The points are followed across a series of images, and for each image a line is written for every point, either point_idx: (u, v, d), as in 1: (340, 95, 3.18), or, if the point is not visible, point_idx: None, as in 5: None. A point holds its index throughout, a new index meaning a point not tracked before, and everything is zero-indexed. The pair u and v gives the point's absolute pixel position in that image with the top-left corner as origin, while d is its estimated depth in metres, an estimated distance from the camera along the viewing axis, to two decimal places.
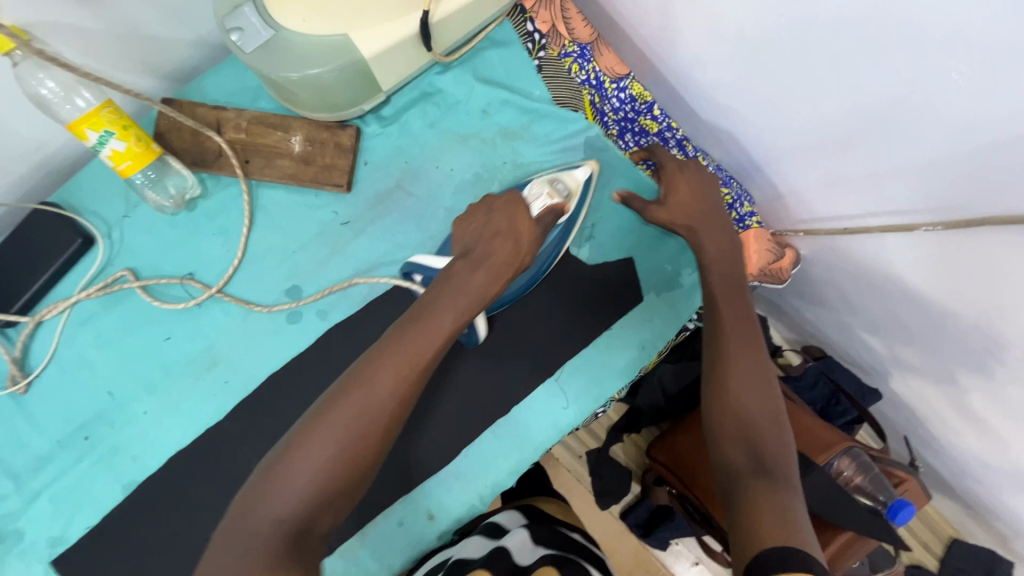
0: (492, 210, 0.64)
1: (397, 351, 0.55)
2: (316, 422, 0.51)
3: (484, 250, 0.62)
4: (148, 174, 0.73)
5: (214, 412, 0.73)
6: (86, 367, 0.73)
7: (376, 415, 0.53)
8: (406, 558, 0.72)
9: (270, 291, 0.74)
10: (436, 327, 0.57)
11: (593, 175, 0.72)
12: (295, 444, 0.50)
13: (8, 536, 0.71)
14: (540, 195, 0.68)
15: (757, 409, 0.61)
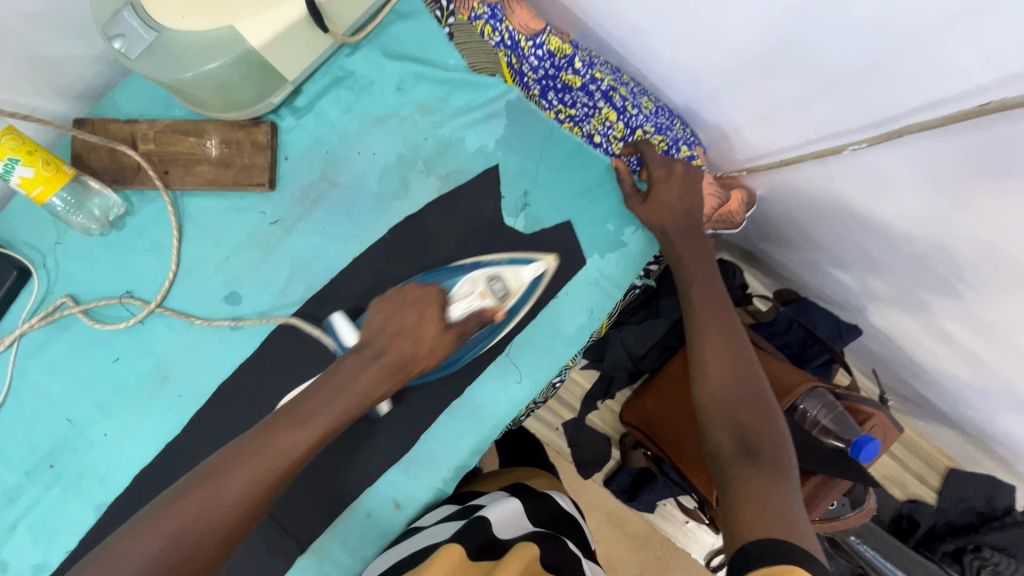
0: (404, 303, 0.63)
1: (238, 463, 0.53)
2: (207, 480, 0.52)
3: (380, 346, 0.62)
4: (67, 199, 0.70)
5: (171, 429, 0.73)
6: (42, 398, 0.74)
7: (213, 520, 0.51)
8: (378, 549, 0.72)
9: (210, 300, 0.73)
10: (289, 445, 0.55)
11: (546, 272, 0.71)
12: (139, 526, 0.49)
13: None
14: (471, 294, 0.63)
15: (739, 393, 0.61)
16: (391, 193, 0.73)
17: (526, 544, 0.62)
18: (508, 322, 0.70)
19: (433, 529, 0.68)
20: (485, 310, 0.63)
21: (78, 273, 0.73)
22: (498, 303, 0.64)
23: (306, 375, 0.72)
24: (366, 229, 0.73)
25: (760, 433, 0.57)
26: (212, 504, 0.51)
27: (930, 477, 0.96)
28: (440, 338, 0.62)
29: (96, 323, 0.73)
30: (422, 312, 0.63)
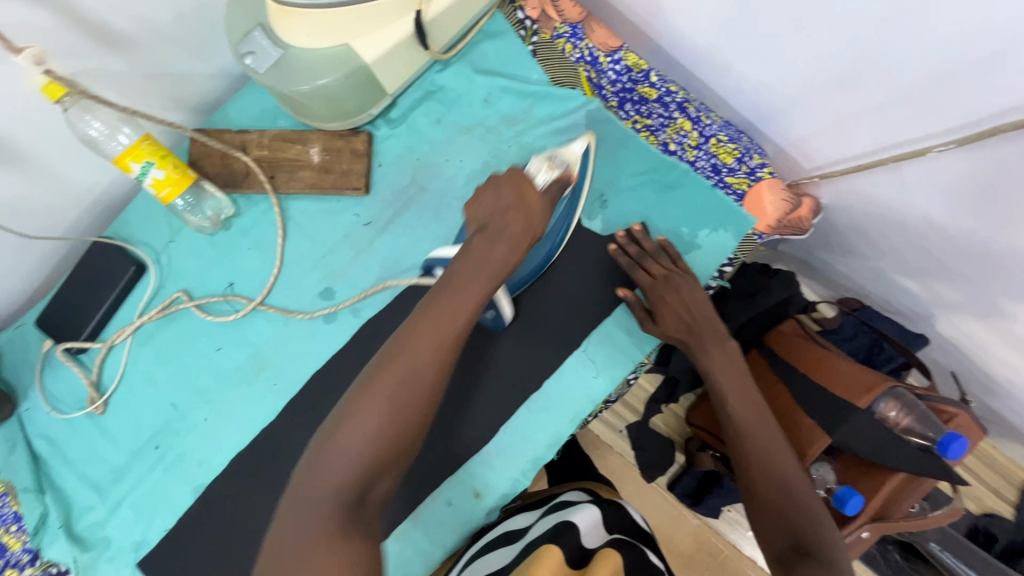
0: (501, 184, 0.62)
1: (422, 326, 0.55)
2: (332, 440, 0.50)
3: (498, 224, 0.61)
4: (187, 200, 0.78)
5: (267, 413, 0.78)
6: (151, 383, 0.80)
7: (415, 384, 0.52)
8: (458, 537, 0.75)
9: (307, 295, 0.79)
10: (457, 307, 0.57)
11: (590, 147, 0.71)
12: (344, 414, 0.51)
13: (98, 543, 0.78)
14: (542, 170, 0.66)
15: (787, 491, 0.60)
16: None
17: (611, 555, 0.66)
18: (579, 196, 0.72)
19: (525, 539, 0.72)
20: (563, 180, 0.66)
21: (189, 269, 0.80)
22: (564, 172, 0.67)
23: None
24: (450, 230, 0.77)
25: (813, 532, 0.57)
26: (351, 449, 0.49)
27: (1005, 491, 0.94)
28: (542, 200, 0.63)
29: (210, 317, 0.79)
30: (518, 181, 0.62)
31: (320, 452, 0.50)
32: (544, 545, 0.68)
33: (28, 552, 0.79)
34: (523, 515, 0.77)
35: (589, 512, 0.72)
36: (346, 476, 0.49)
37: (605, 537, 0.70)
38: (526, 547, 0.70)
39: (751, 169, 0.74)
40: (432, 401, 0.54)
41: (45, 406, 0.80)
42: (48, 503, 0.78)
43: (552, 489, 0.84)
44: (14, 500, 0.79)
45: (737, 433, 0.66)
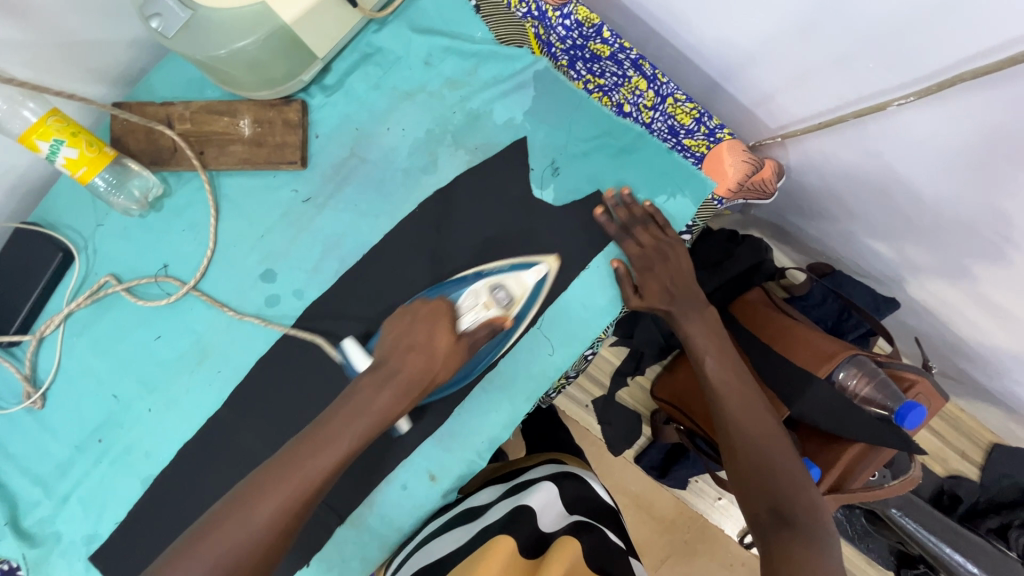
0: (416, 320, 0.65)
1: (280, 480, 0.56)
2: (206, 539, 0.53)
3: (393, 364, 0.63)
4: (109, 179, 0.72)
5: (213, 402, 0.75)
6: (89, 375, 0.76)
7: (252, 543, 0.54)
8: (416, 519, 0.74)
9: (248, 278, 0.75)
10: (333, 447, 0.58)
11: (552, 272, 0.71)
12: (179, 552, 0.54)
13: (48, 539, 0.76)
14: (474, 307, 0.66)
15: (773, 460, 0.62)
16: (420, 169, 0.73)
17: (568, 539, 0.65)
18: (515, 330, 0.71)
19: (478, 521, 0.70)
20: (495, 321, 0.66)
21: (122, 255, 0.76)
22: (505, 310, 0.67)
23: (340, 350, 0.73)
24: (395, 205, 0.73)
25: (795, 500, 0.60)
26: (213, 555, 0.52)
27: (973, 452, 0.93)
28: (451, 349, 0.64)
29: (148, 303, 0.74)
30: (432, 323, 0.65)
31: (164, 570, 0.53)
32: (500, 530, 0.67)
33: None
34: (481, 495, 0.76)
35: (549, 496, 0.72)
36: (223, 562, 0.52)
37: (564, 523, 0.69)
38: (482, 529, 0.68)
39: (710, 130, 0.70)
40: (286, 532, 0.55)
41: None
42: None
43: (512, 467, 0.83)
44: None
45: (721, 406, 0.66)
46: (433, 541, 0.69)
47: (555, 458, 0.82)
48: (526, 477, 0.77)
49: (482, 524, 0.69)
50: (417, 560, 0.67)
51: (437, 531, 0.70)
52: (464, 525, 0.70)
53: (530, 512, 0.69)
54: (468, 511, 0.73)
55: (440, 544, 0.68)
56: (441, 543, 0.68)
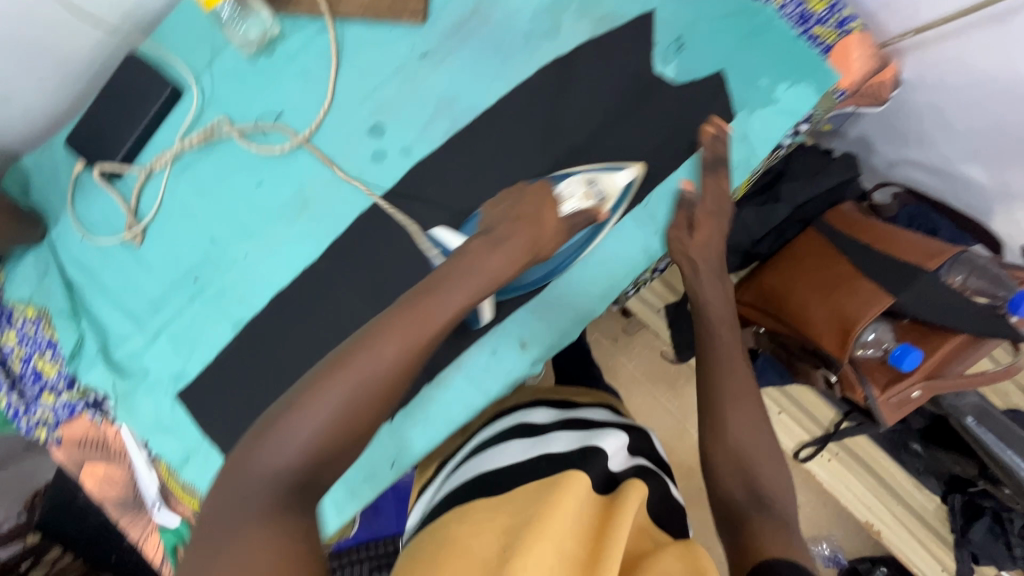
0: (478, 254, 0.59)
1: (396, 327, 0.52)
2: (318, 386, 0.48)
3: (505, 230, 0.61)
4: (234, 10, 0.73)
5: (312, 253, 0.75)
6: (188, 215, 0.77)
7: (372, 381, 0.49)
8: (503, 385, 0.74)
9: (356, 132, 0.74)
10: (439, 305, 0.54)
11: (638, 178, 0.70)
12: (296, 398, 0.48)
13: (136, 373, 0.77)
14: (574, 194, 0.67)
15: (756, 445, 0.59)
16: (542, 33, 0.72)
17: (639, 484, 0.64)
18: (606, 225, 0.72)
19: (539, 446, 0.71)
20: (591, 212, 0.66)
21: (230, 97, 0.75)
22: (599, 205, 0.68)
23: (442, 211, 0.73)
24: (514, 68, 0.72)
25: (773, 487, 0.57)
26: (280, 454, 0.46)
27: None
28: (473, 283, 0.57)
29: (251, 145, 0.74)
30: (542, 200, 0.63)
31: (261, 438, 0.48)
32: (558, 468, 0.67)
33: (63, 380, 0.78)
34: (538, 415, 0.78)
35: (619, 442, 0.72)
36: (282, 475, 0.46)
37: (630, 464, 0.70)
38: (538, 456, 0.69)
39: (840, 21, 0.70)
40: (390, 394, 0.51)
41: (79, 231, 0.78)
42: (83, 330, 0.77)
43: (561, 393, 0.85)
44: (46, 327, 0.78)
45: (738, 387, 0.62)
46: (488, 452, 0.72)
47: (607, 403, 0.85)
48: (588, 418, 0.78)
49: (543, 452, 0.70)
50: (467, 471, 0.70)
51: (493, 443, 0.73)
52: (524, 441, 0.72)
53: (601, 452, 0.69)
54: (529, 429, 0.74)
55: (493, 458, 0.70)
56: (497, 454, 0.70)
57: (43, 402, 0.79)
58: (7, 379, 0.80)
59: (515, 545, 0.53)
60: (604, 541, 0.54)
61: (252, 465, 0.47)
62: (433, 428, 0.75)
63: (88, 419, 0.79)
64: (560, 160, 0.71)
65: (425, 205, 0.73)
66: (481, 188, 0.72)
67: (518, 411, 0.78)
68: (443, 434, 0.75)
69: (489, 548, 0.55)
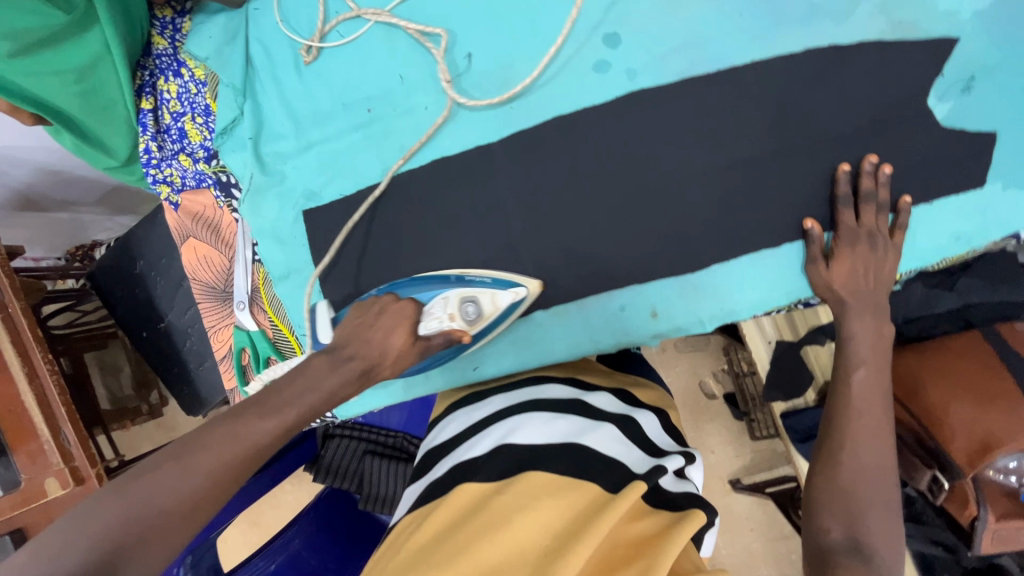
0: (380, 314, 0.68)
1: (164, 475, 0.50)
2: (128, 481, 0.50)
3: (347, 350, 0.65)
4: None
5: (491, 133, 0.71)
6: (386, 43, 0.73)
7: (160, 505, 0.49)
8: (616, 342, 0.72)
9: (590, 32, 0.69)
10: (195, 466, 0.52)
11: (535, 294, 0.72)
12: (125, 481, 0.50)
13: (274, 174, 0.76)
14: (440, 318, 0.69)
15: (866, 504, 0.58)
16: (831, 12, 0.64)
17: (700, 511, 0.56)
18: (494, 330, 0.73)
19: (588, 434, 0.64)
20: (452, 333, 0.69)
21: None
22: (469, 324, 0.70)
23: (639, 149, 0.68)
24: (784, 35, 0.65)
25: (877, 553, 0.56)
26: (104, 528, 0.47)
27: None
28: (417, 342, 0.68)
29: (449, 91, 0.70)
30: (392, 323, 0.67)
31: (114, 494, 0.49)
32: (605, 467, 0.61)
33: (204, 149, 0.77)
34: (593, 399, 0.71)
35: (678, 463, 0.64)
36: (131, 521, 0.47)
37: (685, 490, 0.62)
38: (582, 444, 0.62)
39: None
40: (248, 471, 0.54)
41: (275, 14, 0.75)
42: (244, 112, 0.75)
43: (623, 382, 0.78)
44: (209, 93, 0.76)
45: (854, 432, 0.62)
46: (528, 422, 0.66)
47: (659, 407, 0.77)
48: (643, 423, 0.71)
49: (590, 442, 0.63)
50: (501, 433, 0.65)
51: (541, 405, 0.68)
52: (568, 424, 0.66)
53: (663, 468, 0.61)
54: (579, 412, 0.67)
55: (529, 430, 0.64)
56: (534, 426, 0.65)
57: (176, 163, 0.78)
58: (152, 126, 0.78)
59: (564, 549, 0.49)
60: (646, 558, 0.50)
61: (90, 525, 0.47)
62: (528, 351, 0.74)
63: (212, 197, 0.79)
64: (782, 151, 0.66)
65: (625, 135, 0.68)
66: (690, 142, 0.67)
67: (578, 379, 0.74)
68: (535, 362, 0.74)
69: (533, 537, 0.52)
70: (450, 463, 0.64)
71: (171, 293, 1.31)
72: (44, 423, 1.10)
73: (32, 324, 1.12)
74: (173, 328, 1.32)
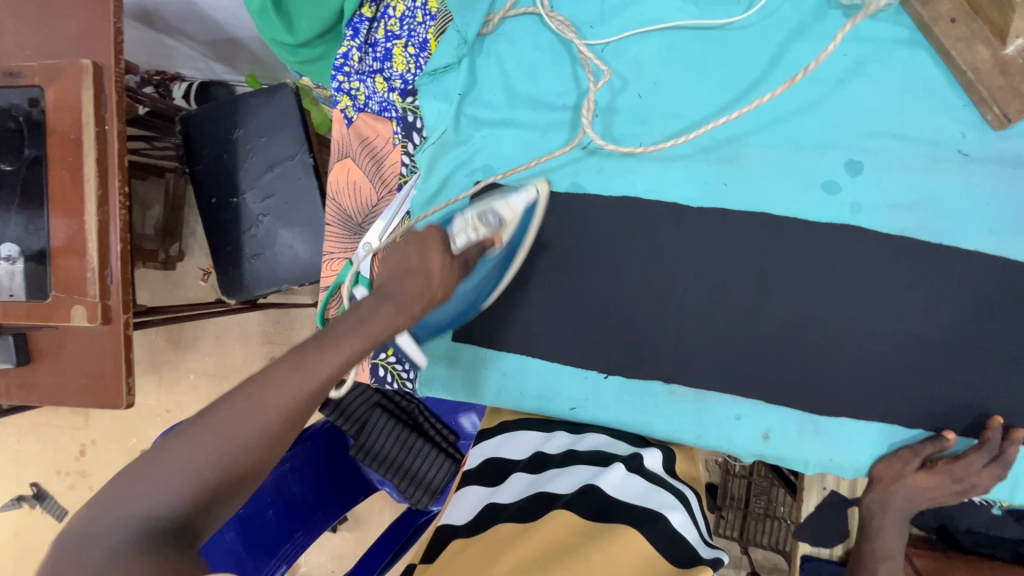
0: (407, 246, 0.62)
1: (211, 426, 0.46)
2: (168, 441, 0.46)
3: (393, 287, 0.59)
4: None
5: (695, 198, 0.69)
6: (631, 68, 0.70)
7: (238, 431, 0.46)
8: (716, 446, 0.71)
9: (836, 149, 0.66)
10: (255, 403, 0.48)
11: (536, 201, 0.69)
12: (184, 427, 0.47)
13: (463, 137, 0.72)
14: (465, 231, 0.66)
15: None
16: None
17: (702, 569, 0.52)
18: (510, 262, 0.71)
19: (653, 497, 0.62)
20: (483, 241, 0.65)
21: (776, 12, 0.67)
22: (494, 232, 0.66)
23: (825, 280, 0.67)
24: (1020, 239, 0.64)
25: None
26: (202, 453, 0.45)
27: None
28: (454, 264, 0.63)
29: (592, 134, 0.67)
30: (425, 245, 0.62)
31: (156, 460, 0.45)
32: (664, 536, 0.57)
33: (403, 82, 0.73)
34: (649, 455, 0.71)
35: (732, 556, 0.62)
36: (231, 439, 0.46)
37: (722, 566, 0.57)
38: (652, 509, 0.60)
39: None
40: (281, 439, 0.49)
41: None
42: (460, 63, 0.71)
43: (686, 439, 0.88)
44: (433, 30, 0.71)
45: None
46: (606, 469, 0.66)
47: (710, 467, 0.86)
48: (694, 506, 0.66)
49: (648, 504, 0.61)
50: (581, 475, 0.66)
51: (609, 427, 0.75)
52: (637, 483, 0.64)
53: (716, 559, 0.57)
54: (640, 471, 0.66)
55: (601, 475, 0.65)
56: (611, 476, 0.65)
57: (370, 82, 0.74)
58: (363, 35, 0.72)
59: None
60: None
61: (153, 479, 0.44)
62: (629, 416, 0.73)
63: (390, 130, 0.76)
64: (959, 342, 0.66)
65: (821, 261, 0.67)
66: (876, 294, 0.67)
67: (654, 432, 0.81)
68: (631, 429, 0.73)
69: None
70: (503, 494, 0.67)
71: (258, 172, 1.25)
72: (95, 250, 1.04)
73: (122, 150, 1.07)
74: (244, 208, 1.27)
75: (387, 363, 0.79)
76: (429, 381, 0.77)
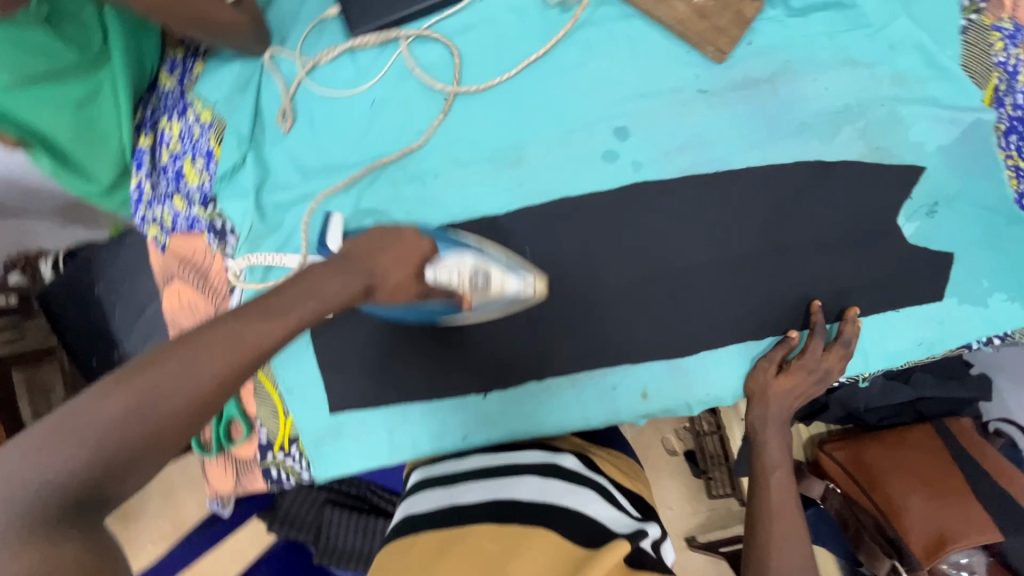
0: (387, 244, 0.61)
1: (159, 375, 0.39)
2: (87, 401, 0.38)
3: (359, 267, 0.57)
4: None
5: (499, 206, 0.73)
6: (403, 112, 0.75)
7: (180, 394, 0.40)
8: (606, 420, 0.73)
9: (601, 122, 0.73)
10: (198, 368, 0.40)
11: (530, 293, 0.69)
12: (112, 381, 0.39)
13: (273, 222, 0.74)
14: (454, 272, 0.65)
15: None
16: (818, 130, 0.71)
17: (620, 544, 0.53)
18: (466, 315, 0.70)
19: (570, 495, 0.62)
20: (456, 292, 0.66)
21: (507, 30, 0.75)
22: (472, 293, 0.67)
23: (636, 238, 0.72)
24: (776, 146, 0.71)
25: None
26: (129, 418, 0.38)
27: None
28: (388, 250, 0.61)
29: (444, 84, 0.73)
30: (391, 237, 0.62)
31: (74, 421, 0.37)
32: (580, 526, 0.58)
33: (201, 194, 0.75)
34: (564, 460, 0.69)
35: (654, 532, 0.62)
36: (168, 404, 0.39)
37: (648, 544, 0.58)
38: (569, 508, 0.60)
39: None
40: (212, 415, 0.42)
41: (297, 69, 0.76)
42: (245, 159, 0.75)
43: None
44: (214, 138, 0.75)
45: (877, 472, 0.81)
46: (526, 481, 0.65)
47: None
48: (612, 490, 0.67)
49: (565, 502, 0.61)
50: (496, 489, 0.64)
51: (520, 445, 0.73)
52: (556, 485, 0.64)
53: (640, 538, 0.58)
54: (558, 473, 0.66)
55: (519, 487, 0.63)
56: (529, 485, 0.64)
57: (170, 204, 0.77)
58: (148, 163, 0.77)
59: None
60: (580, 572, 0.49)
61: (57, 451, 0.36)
62: (518, 424, 0.74)
63: (206, 242, 0.76)
64: (768, 250, 0.71)
65: (626, 222, 0.72)
66: (682, 235, 0.72)
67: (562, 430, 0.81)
68: (528, 434, 0.74)
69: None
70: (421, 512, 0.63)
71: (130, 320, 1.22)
72: None
73: None
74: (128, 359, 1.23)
75: (278, 463, 0.78)
76: (324, 463, 0.76)
